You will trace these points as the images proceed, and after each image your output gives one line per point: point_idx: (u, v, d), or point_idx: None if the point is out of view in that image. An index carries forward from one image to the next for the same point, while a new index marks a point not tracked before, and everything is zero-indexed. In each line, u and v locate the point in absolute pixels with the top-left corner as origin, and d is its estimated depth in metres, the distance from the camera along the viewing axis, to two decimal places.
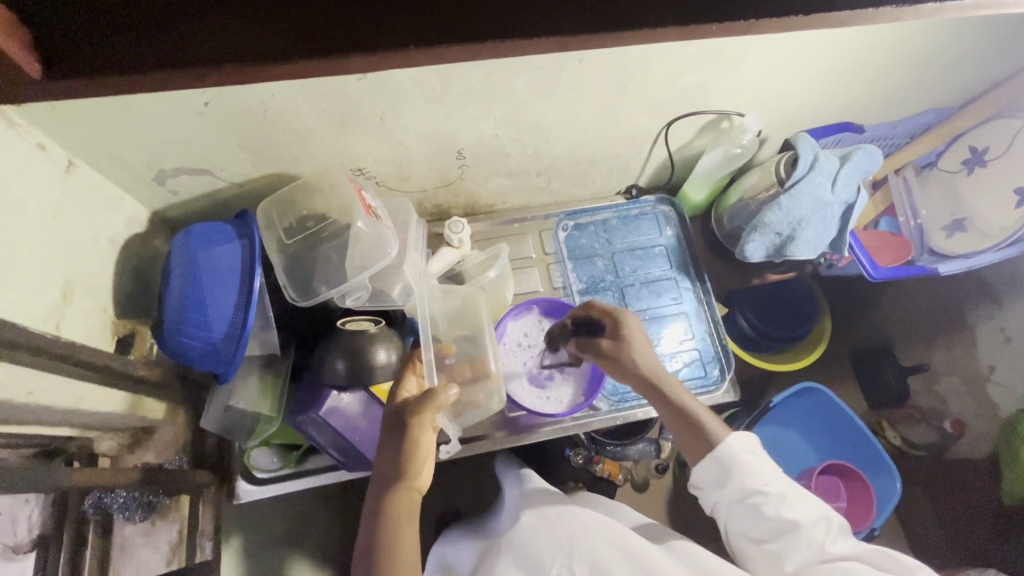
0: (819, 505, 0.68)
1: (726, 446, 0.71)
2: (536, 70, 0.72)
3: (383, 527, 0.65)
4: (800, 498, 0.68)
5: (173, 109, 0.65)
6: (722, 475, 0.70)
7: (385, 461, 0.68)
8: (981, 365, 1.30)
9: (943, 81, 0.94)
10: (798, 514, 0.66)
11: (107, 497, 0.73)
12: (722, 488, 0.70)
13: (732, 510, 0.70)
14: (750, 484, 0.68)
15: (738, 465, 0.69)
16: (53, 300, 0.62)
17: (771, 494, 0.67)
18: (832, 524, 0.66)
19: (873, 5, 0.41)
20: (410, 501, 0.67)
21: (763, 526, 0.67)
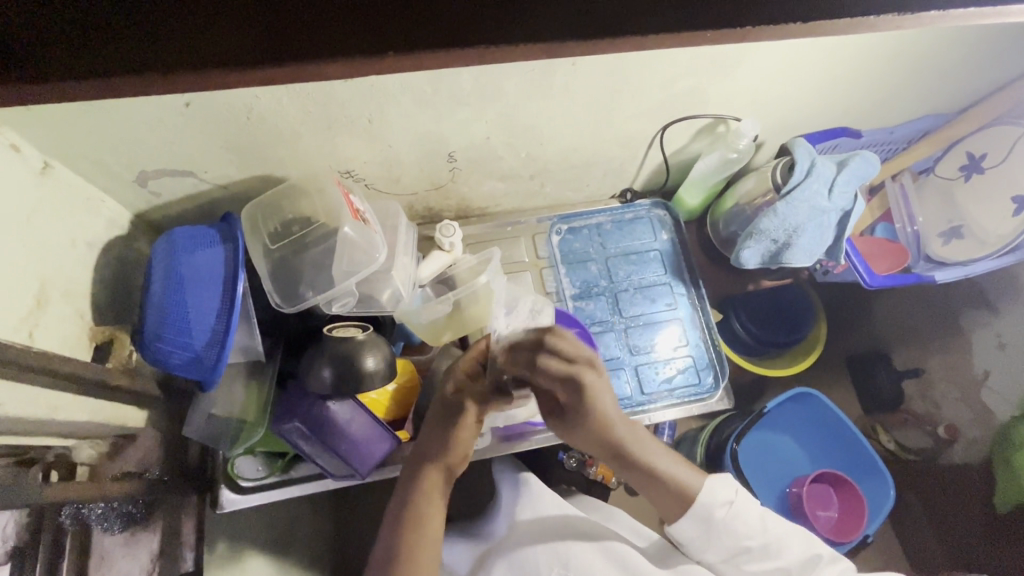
0: (806, 542, 0.70)
1: (705, 498, 0.68)
2: (527, 73, 0.70)
3: (411, 497, 0.66)
4: (784, 541, 0.69)
5: (152, 110, 0.63)
6: (704, 534, 0.69)
7: (429, 437, 0.69)
8: (977, 372, 1.27)
9: (940, 87, 0.93)
10: (784, 560, 0.68)
11: (86, 508, 0.71)
12: (706, 549, 0.70)
13: (722, 565, 0.71)
14: (733, 541, 0.68)
15: (717, 524, 0.68)
16: (27, 306, 0.60)
17: (756, 548, 0.69)
18: (822, 560, 0.69)
19: (877, 12, 0.37)
20: (445, 480, 0.68)
21: (755, 573, 0.69)
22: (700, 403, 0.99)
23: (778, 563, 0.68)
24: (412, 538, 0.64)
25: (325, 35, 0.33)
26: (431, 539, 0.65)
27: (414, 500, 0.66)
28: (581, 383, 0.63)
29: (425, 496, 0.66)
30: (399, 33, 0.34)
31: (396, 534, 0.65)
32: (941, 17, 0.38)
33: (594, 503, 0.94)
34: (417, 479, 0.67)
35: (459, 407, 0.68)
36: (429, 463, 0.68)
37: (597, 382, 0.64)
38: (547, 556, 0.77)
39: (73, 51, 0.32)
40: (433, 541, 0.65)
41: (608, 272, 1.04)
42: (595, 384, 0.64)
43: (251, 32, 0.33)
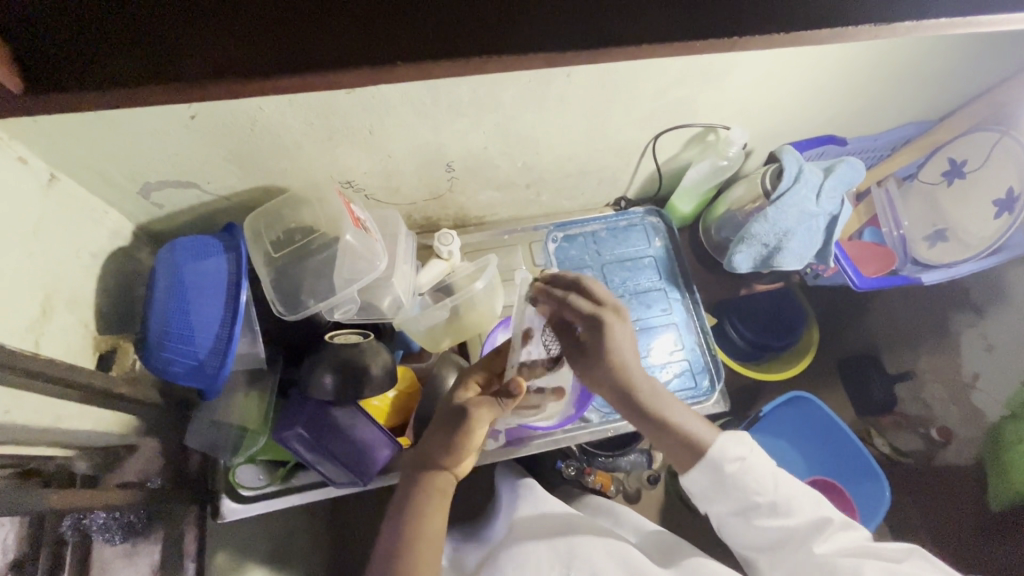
0: (817, 504, 0.68)
1: (714, 452, 0.68)
2: (523, 85, 0.72)
3: (418, 502, 0.67)
4: (795, 500, 0.67)
5: (160, 122, 0.64)
6: (713, 484, 0.69)
7: (435, 441, 0.70)
8: (965, 372, 1.31)
9: (922, 95, 0.96)
10: (795, 519, 0.66)
11: (88, 517, 0.70)
12: (716, 500, 0.70)
13: (730, 519, 0.69)
14: (742, 495, 0.67)
15: (728, 478, 0.68)
16: (31, 316, 0.61)
17: (765, 505, 0.67)
18: (833, 523, 0.66)
19: (853, 23, 0.39)
20: (449, 482, 0.69)
21: (763, 531, 0.67)
22: (696, 406, 1.00)
23: (789, 522, 0.66)
24: (416, 533, 0.64)
25: (338, 50, 0.35)
26: (432, 543, 0.64)
27: (418, 498, 0.67)
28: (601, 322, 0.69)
29: (430, 496, 0.67)
30: (406, 48, 0.36)
31: (399, 531, 0.65)
32: (915, 27, 0.40)
33: (601, 504, 0.95)
34: (422, 479, 0.68)
35: (466, 416, 0.69)
36: (435, 466, 0.69)
37: (620, 329, 0.69)
38: (548, 552, 0.76)
39: (100, 69, 0.34)
40: (433, 544, 0.64)
41: (604, 278, 1.06)
42: (619, 331, 0.69)
43: (265, 49, 0.34)
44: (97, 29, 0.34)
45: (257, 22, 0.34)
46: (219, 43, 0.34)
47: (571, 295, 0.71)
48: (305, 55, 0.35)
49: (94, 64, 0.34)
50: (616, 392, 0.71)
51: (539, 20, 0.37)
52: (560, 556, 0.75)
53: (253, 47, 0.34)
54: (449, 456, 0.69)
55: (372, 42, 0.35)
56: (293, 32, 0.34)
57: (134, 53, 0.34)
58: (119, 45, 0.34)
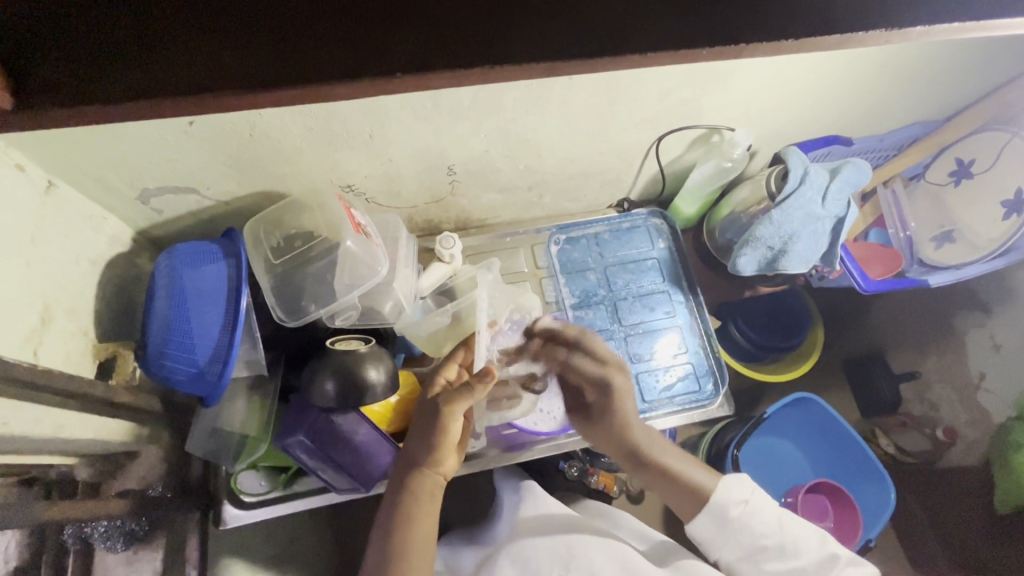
0: (822, 541, 0.70)
1: (719, 497, 0.71)
2: (525, 88, 0.72)
3: (404, 508, 0.66)
4: (800, 541, 0.69)
5: (158, 129, 0.64)
6: (720, 532, 0.70)
7: (414, 444, 0.70)
8: (971, 373, 1.30)
9: (929, 95, 0.95)
10: (804, 559, 0.68)
11: (87, 526, 0.72)
12: (724, 547, 0.71)
13: (739, 565, 0.71)
14: (750, 542, 0.69)
15: (733, 524, 0.70)
16: (30, 325, 0.61)
17: (772, 546, 0.69)
18: (839, 559, 0.68)
19: (864, 28, 0.38)
20: (434, 484, 0.69)
21: (775, 574, 0.69)
22: (700, 410, 0.99)
23: (796, 563, 0.68)
24: (402, 537, 0.65)
25: (337, 62, 0.34)
26: (421, 547, 0.65)
27: (402, 505, 0.67)
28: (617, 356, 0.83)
29: (416, 501, 0.67)
30: (405, 58, 0.35)
31: (388, 538, 0.65)
32: (926, 32, 0.39)
33: (600, 507, 0.94)
34: (405, 484, 0.68)
35: (438, 414, 0.69)
36: (416, 469, 0.69)
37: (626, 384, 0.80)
38: (550, 558, 0.76)
39: (93, 79, 0.33)
40: (421, 547, 0.65)
41: (607, 281, 1.05)
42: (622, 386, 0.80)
43: (261, 62, 0.34)
44: (89, 44, 0.33)
45: (254, 35, 0.34)
46: (215, 57, 0.33)
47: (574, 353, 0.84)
48: (300, 65, 0.34)
49: (90, 79, 0.33)
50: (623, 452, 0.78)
51: (542, 27, 0.36)
52: (561, 559, 0.75)
53: (249, 60, 0.34)
54: (428, 457, 0.69)
55: (370, 50, 0.34)
56: (291, 44, 0.34)
57: (129, 69, 0.33)
58: (112, 56, 0.33)
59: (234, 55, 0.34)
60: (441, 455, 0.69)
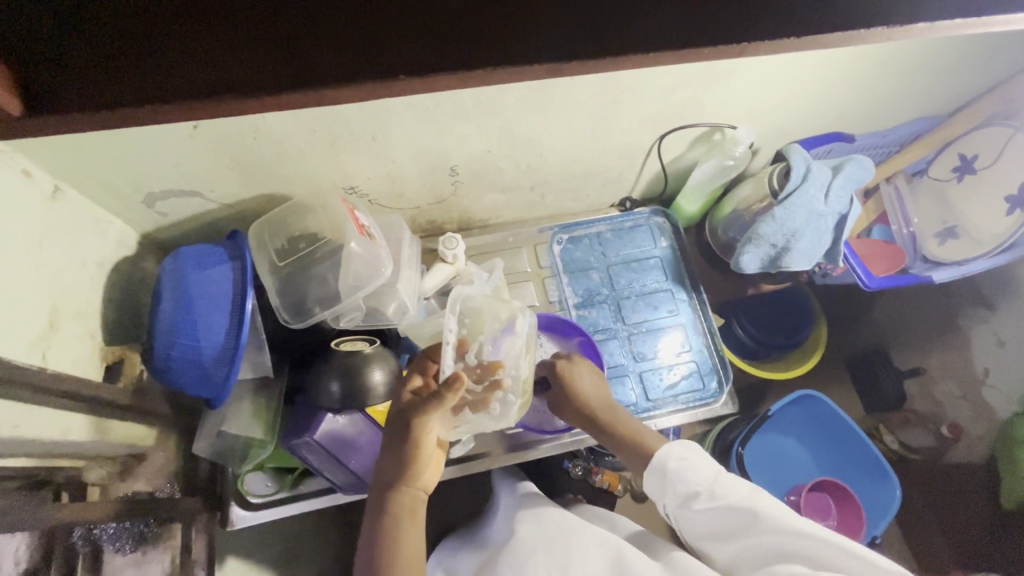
0: (755, 491, 0.66)
1: (662, 455, 0.71)
2: (527, 88, 0.72)
3: (386, 527, 0.67)
4: (732, 486, 0.66)
5: (162, 133, 0.64)
6: (660, 483, 0.70)
7: (384, 465, 0.70)
8: (976, 369, 1.33)
9: (931, 91, 0.94)
10: (732, 501, 0.65)
11: (98, 528, 0.70)
12: (665, 495, 0.71)
13: (680, 513, 0.70)
14: (682, 488, 0.68)
15: (670, 473, 0.69)
16: (38, 329, 0.61)
17: (703, 491, 0.67)
18: (768, 504, 0.64)
19: (865, 27, 0.39)
20: (414, 499, 0.69)
21: (706, 518, 0.67)
22: (704, 408, 0.99)
23: (725, 505, 0.65)
24: (388, 552, 0.65)
25: (345, 67, 0.35)
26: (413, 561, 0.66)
27: (385, 522, 0.67)
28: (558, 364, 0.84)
29: (397, 519, 0.68)
30: (409, 62, 0.35)
31: (375, 558, 0.65)
32: (928, 29, 0.39)
33: (599, 512, 0.93)
34: (384, 503, 0.68)
35: (397, 433, 0.69)
36: (392, 488, 0.69)
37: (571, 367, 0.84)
38: (546, 561, 0.74)
39: (104, 85, 0.34)
40: (413, 561, 0.66)
41: (610, 280, 1.05)
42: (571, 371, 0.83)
43: (271, 68, 0.34)
44: (97, 52, 0.33)
45: (261, 40, 0.34)
46: (224, 64, 0.34)
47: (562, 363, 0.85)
48: (304, 71, 0.34)
49: (103, 88, 0.34)
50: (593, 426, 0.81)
51: (545, 30, 0.36)
52: (557, 561, 0.74)
53: (259, 66, 0.34)
54: (404, 475, 0.69)
55: (375, 52, 0.35)
56: (301, 48, 0.34)
57: (139, 77, 0.34)
58: (119, 61, 0.33)
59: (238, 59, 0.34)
60: (417, 472, 0.69)
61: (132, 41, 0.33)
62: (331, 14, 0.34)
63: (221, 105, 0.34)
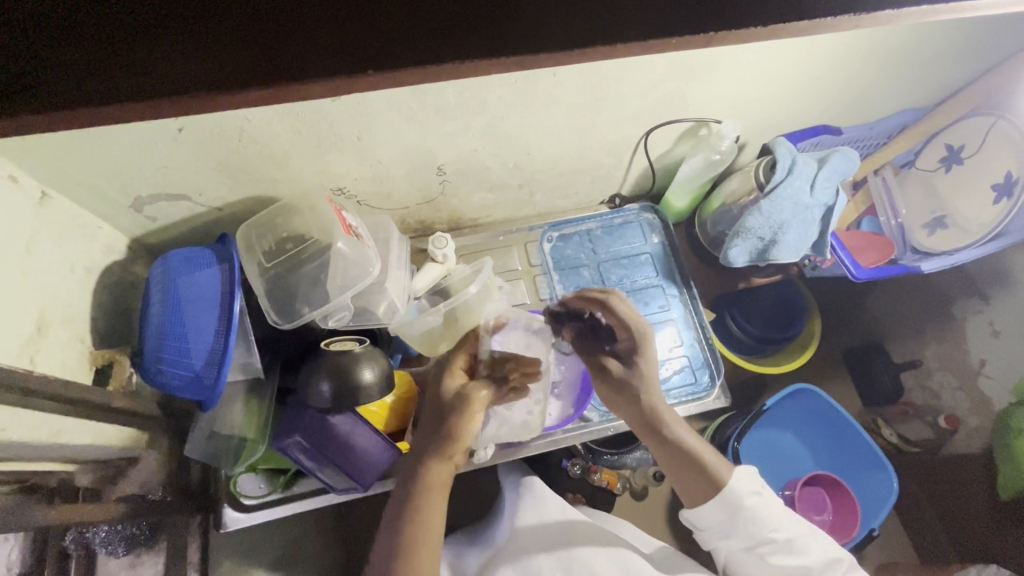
0: (826, 546, 0.69)
1: (735, 488, 0.68)
2: (509, 85, 0.72)
3: (418, 495, 0.66)
4: (806, 539, 0.68)
5: (147, 137, 0.65)
6: (729, 521, 0.68)
7: (428, 433, 0.70)
8: (972, 359, 1.27)
9: (915, 82, 0.95)
10: (809, 557, 0.67)
11: (89, 532, 0.72)
12: (730, 536, 0.69)
13: (741, 557, 0.69)
14: (758, 533, 0.67)
15: (744, 513, 0.68)
16: (26, 333, 0.61)
17: (781, 540, 0.67)
18: (842, 564, 0.68)
19: (834, 13, 0.38)
20: (448, 476, 0.68)
21: (776, 568, 0.67)
22: (697, 403, 0.99)
23: (801, 560, 0.66)
24: (415, 518, 0.65)
25: (314, 59, 0.35)
26: (430, 536, 0.65)
27: (414, 497, 0.66)
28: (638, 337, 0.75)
29: (427, 490, 0.67)
30: (374, 53, 0.35)
31: (397, 525, 0.65)
32: (896, 16, 0.39)
33: (602, 515, 0.95)
34: (419, 476, 0.67)
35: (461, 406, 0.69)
36: (433, 459, 0.68)
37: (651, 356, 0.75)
38: (551, 563, 0.77)
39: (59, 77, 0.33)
40: (431, 535, 0.65)
41: (601, 277, 1.06)
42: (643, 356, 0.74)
43: (240, 60, 0.34)
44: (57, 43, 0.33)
45: (230, 35, 0.34)
46: (192, 58, 0.34)
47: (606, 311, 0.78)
48: (269, 65, 0.34)
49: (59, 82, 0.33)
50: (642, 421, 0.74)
51: (512, 19, 0.36)
52: (563, 563, 0.77)
53: (229, 58, 0.34)
54: (445, 449, 0.68)
55: (339, 41, 0.34)
56: (273, 40, 0.34)
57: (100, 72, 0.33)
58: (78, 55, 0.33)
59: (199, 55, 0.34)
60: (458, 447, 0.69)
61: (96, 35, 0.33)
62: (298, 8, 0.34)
63: (182, 102, 0.34)
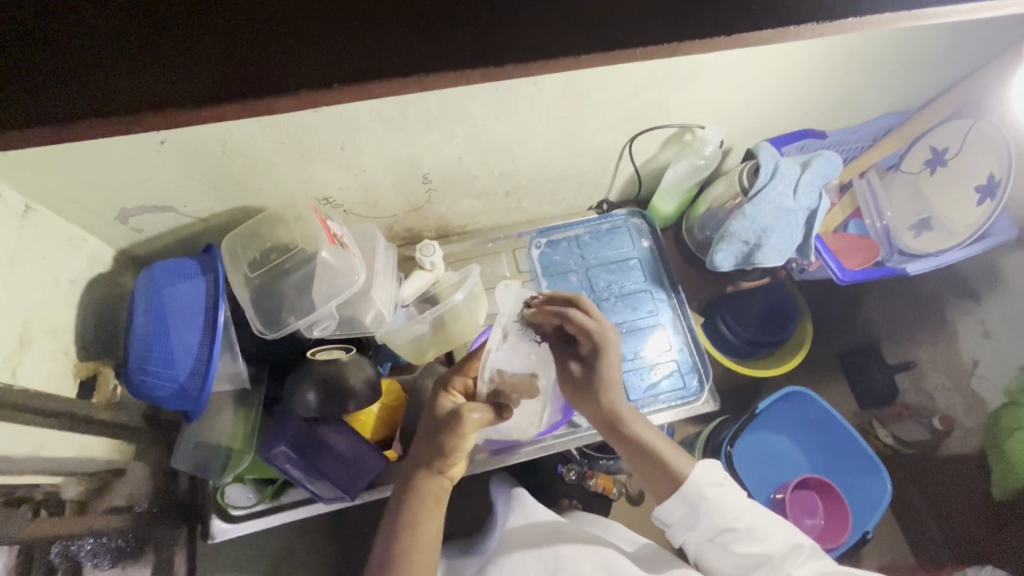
0: (790, 532, 0.68)
1: (694, 479, 0.68)
2: (490, 95, 0.73)
3: (411, 505, 0.68)
4: (769, 526, 0.67)
5: (130, 150, 0.65)
6: (692, 513, 0.68)
7: (421, 448, 0.71)
8: (965, 360, 1.27)
9: (897, 86, 0.96)
10: (770, 545, 0.66)
11: (74, 546, 0.68)
12: (694, 528, 0.69)
13: (706, 548, 0.69)
14: (719, 522, 0.67)
15: (705, 504, 0.67)
16: (9, 346, 0.62)
17: (742, 529, 0.66)
18: (804, 551, 0.67)
19: (793, 22, 0.39)
20: (440, 488, 0.69)
21: (740, 559, 0.66)
22: (686, 407, 0.99)
23: (763, 548, 0.66)
24: (408, 536, 0.66)
25: (285, 74, 0.35)
26: (426, 553, 0.66)
27: (408, 506, 0.68)
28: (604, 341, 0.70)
29: (422, 502, 0.68)
30: (339, 71, 0.35)
31: (391, 540, 0.66)
32: (861, 23, 0.39)
33: (592, 517, 0.94)
34: (412, 486, 0.69)
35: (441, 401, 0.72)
36: (425, 472, 0.69)
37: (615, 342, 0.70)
38: (535, 564, 0.76)
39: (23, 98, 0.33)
40: (426, 552, 0.66)
41: (589, 282, 1.06)
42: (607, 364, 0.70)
43: (210, 76, 0.34)
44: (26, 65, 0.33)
45: (201, 51, 0.34)
46: (161, 75, 0.34)
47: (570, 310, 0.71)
48: (235, 80, 0.35)
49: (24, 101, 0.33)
50: (604, 420, 0.72)
51: (476, 34, 0.36)
52: (547, 565, 0.76)
53: (199, 74, 0.34)
54: (436, 462, 0.69)
55: (304, 56, 0.35)
56: (240, 53, 0.34)
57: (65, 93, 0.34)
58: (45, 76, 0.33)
59: (163, 75, 0.34)
60: (451, 460, 0.70)
61: (65, 55, 0.33)
62: (262, 24, 0.34)
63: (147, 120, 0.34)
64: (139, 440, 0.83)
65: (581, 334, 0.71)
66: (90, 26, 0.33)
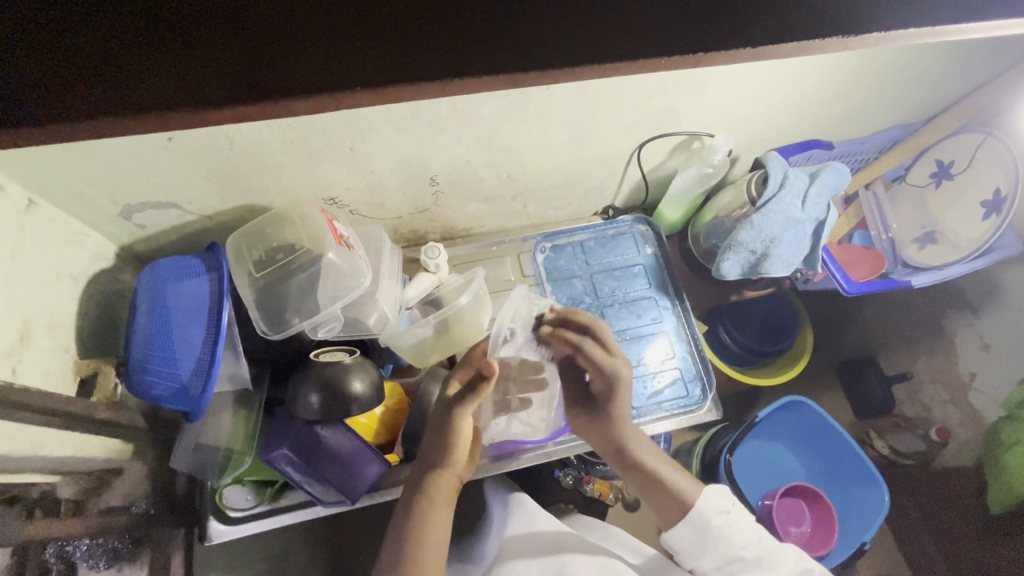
0: (798, 558, 0.69)
1: (702, 507, 0.68)
2: (503, 99, 0.72)
3: (422, 493, 0.68)
4: (777, 553, 0.68)
5: (136, 146, 0.64)
6: (699, 541, 0.68)
7: (433, 441, 0.71)
8: (964, 373, 1.28)
9: (905, 100, 0.96)
10: (779, 572, 0.67)
11: (71, 545, 0.68)
12: (701, 557, 0.68)
13: None
14: (728, 551, 0.67)
15: (713, 532, 0.67)
16: (9, 343, 0.61)
17: (750, 558, 0.67)
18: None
19: (820, 35, 0.38)
20: (450, 482, 0.70)
21: None
22: (688, 415, 0.99)
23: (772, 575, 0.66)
24: (418, 536, 0.65)
25: (299, 73, 0.34)
26: (433, 542, 0.65)
27: (421, 495, 0.68)
28: (617, 379, 0.72)
29: (430, 491, 0.68)
30: (362, 74, 0.35)
31: (401, 541, 0.65)
32: (883, 38, 0.39)
33: (590, 522, 0.94)
34: (427, 474, 0.70)
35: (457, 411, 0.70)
36: (436, 464, 0.70)
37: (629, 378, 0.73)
38: (538, 568, 0.77)
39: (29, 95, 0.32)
40: (440, 538, 0.66)
41: (593, 288, 1.05)
42: (625, 380, 0.73)
43: (220, 69, 0.33)
44: (34, 43, 0.32)
45: (223, 41, 0.33)
46: (175, 72, 0.33)
47: (585, 344, 0.75)
48: (248, 76, 0.34)
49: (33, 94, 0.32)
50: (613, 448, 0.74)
51: (503, 38, 0.36)
52: (550, 571, 0.77)
53: (213, 70, 0.33)
54: (447, 455, 0.70)
55: (314, 50, 0.34)
56: (255, 50, 0.33)
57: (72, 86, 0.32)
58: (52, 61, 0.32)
59: (176, 70, 0.33)
60: (460, 453, 0.71)
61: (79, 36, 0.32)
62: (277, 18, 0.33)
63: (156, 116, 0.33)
64: (137, 439, 0.82)
65: (593, 370, 0.74)
66: (108, 9, 0.33)
